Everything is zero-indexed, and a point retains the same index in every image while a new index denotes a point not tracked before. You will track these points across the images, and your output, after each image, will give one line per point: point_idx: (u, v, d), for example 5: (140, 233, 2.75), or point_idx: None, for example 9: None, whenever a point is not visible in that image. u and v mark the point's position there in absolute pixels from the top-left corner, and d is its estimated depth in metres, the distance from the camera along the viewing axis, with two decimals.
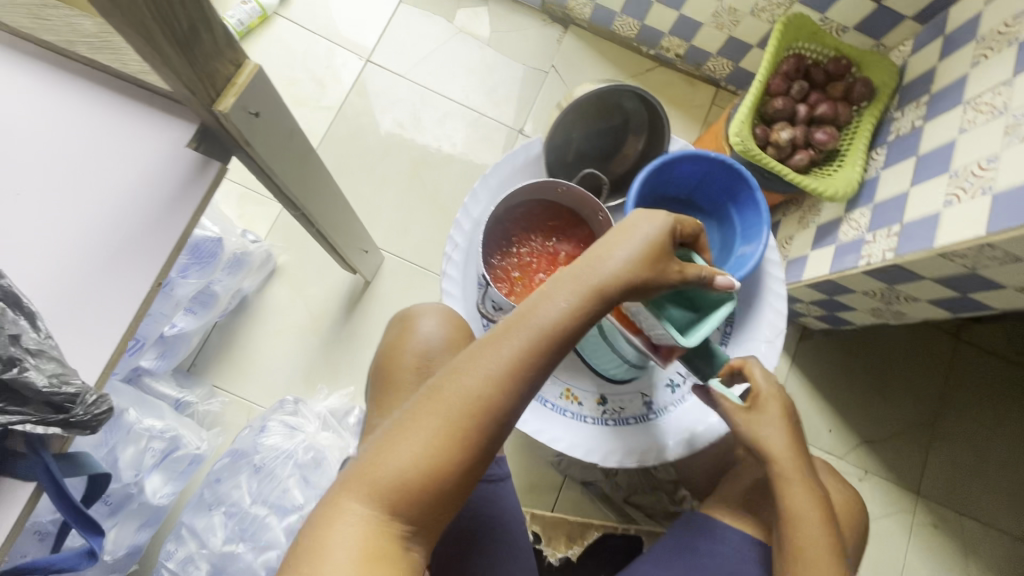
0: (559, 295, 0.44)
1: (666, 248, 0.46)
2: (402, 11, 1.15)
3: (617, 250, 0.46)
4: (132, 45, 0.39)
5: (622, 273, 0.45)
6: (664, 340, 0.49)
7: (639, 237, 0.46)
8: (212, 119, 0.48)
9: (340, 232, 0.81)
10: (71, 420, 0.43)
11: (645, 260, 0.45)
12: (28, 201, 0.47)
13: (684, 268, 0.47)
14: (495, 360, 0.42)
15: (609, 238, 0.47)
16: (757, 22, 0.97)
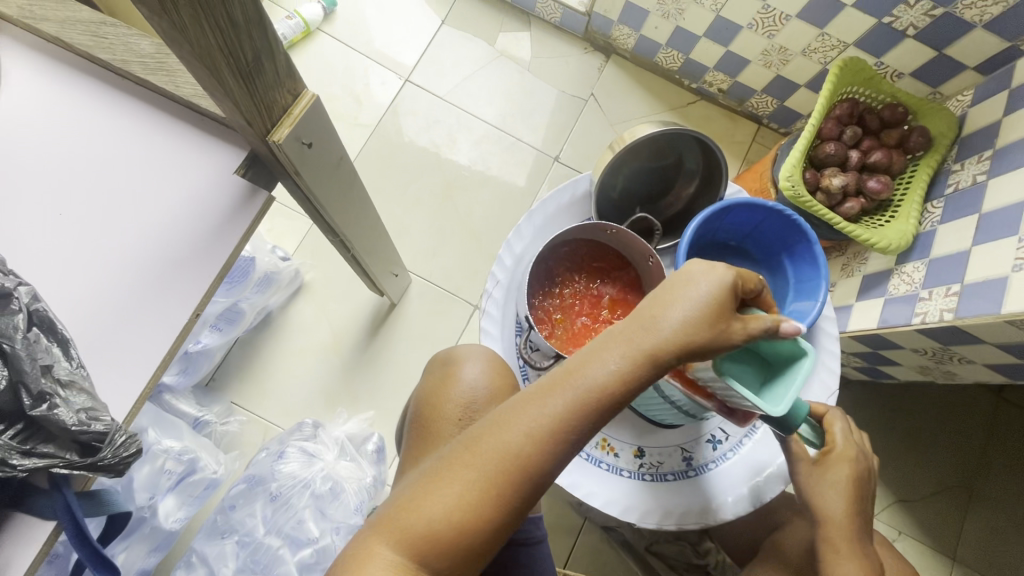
0: (611, 351, 0.40)
1: (725, 304, 0.41)
2: (443, 32, 1.14)
3: (676, 303, 0.41)
4: (195, 75, 0.37)
5: (680, 332, 0.40)
6: (740, 405, 0.43)
7: (697, 293, 0.41)
8: (265, 148, 0.46)
9: (373, 255, 0.80)
10: (99, 464, 0.41)
11: (701, 318, 0.40)
12: (72, 221, 0.46)
13: (747, 325, 0.40)
14: (542, 412, 0.38)
15: (661, 294, 0.42)
16: (808, 63, 0.94)
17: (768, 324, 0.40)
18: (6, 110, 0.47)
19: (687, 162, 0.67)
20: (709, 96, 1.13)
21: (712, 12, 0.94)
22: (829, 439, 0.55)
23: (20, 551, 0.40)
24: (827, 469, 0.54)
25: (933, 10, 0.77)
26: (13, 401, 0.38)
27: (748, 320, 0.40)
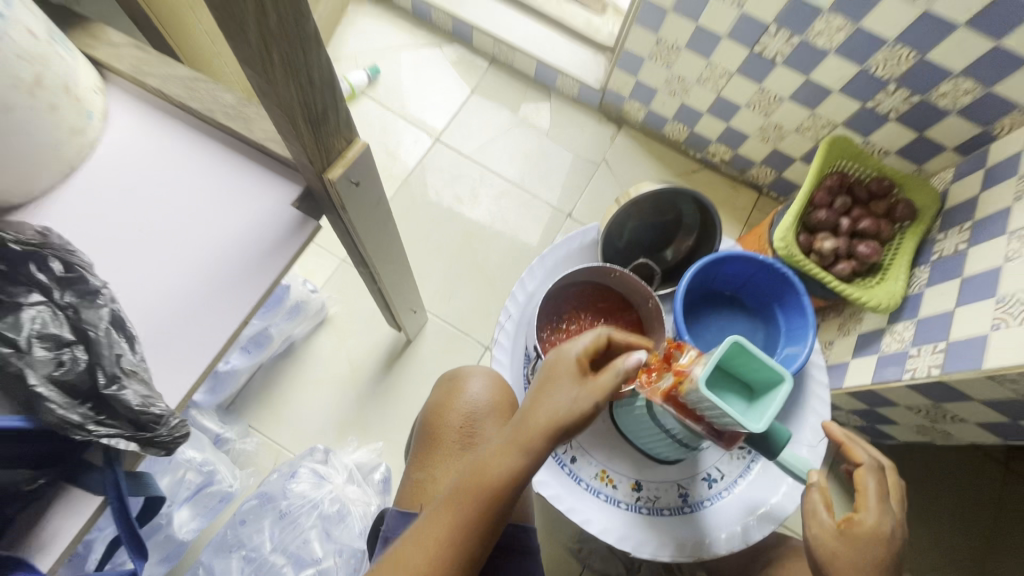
0: (498, 453, 0.47)
1: (582, 379, 0.50)
2: (472, 100, 1.27)
3: (545, 398, 0.49)
4: (274, 120, 0.46)
5: (553, 419, 0.48)
6: (728, 427, 0.47)
7: (559, 386, 0.50)
8: (319, 184, 0.54)
9: (396, 291, 0.86)
10: (154, 440, 0.46)
11: (570, 394, 0.49)
12: (145, 242, 0.53)
13: (602, 380, 0.49)
14: (441, 523, 0.45)
15: (534, 387, 0.51)
16: (802, 139, 1.04)
17: (617, 371, 0.49)
18: (111, 146, 0.57)
19: (685, 218, 0.74)
20: (712, 165, 1.23)
21: (714, 92, 1.05)
22: (862, 503, 0.55)
23: (67, 522, 0.44)
24: (852, 543, 0.53)
25: (912, 96, 0.87)
26: (88, 383, 0.44)
27: (600, 376, 0.49)
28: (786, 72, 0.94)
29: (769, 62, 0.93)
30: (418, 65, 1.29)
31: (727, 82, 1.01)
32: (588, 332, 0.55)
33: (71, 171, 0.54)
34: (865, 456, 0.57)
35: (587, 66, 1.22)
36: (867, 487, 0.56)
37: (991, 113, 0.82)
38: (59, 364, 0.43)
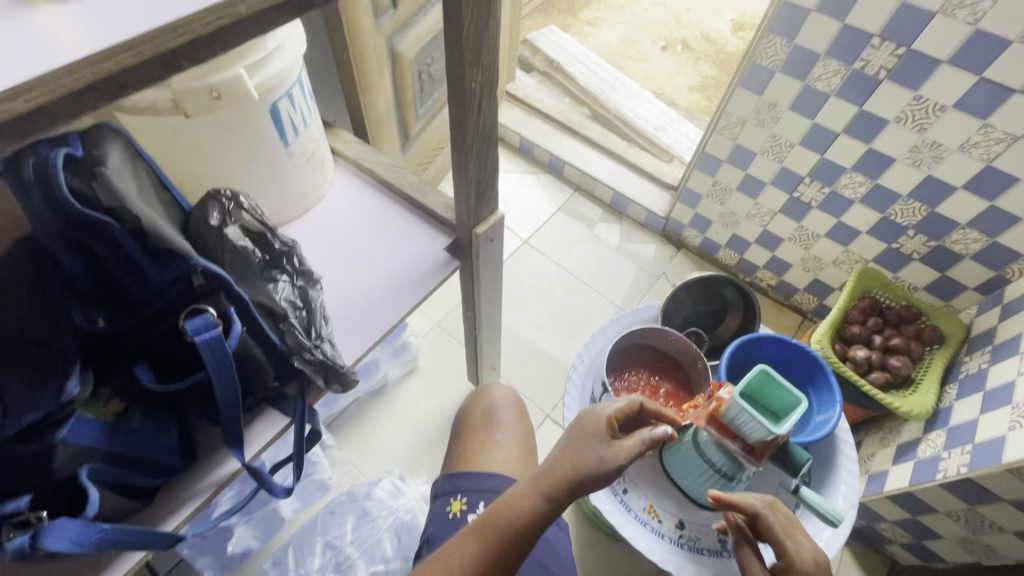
0: (527, 494, 0.60)
1: (608, 438, 0.64)
2: (557, 216, 1.56)
3: (573, 451, 0.63)
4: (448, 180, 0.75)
5: (579, 468, 0.61)
6: (759, 440, 0.61)
7: (589, 442, 0.64)
8: (466, 236, 0.78)
9: (487, 345, 1.06)
10: (340, 380, 0.66)
11: (596, 451, 0.62)
12: (343, 263, 0.78)
13: (628, 443, 0.64)
14: (474, 552, 0.57)
15: (566, 440, 0.65)
16: (839, 270, 1.22)
17: (641, 438, 0.64)
18: (332, 202, 0.85)
19: (731, 304, 0.91)
20: (759, 288, 1.40)
21: (760, 226, 1.27)
22: (784, 551, 0.56)
23: (266, 429, 0.63)
24: None
25: (930, 241, 1.04)
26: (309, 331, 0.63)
27: (627, 439, 0.64)
28: (821, 214, 1.15)
29: (806, 205, 1.16)
30: (516, 185, 1.62)
31: (771, 219, 1.24)
32: (621, 400, 0.69)
33: (305, 214, 0.83)
34: (753, 502, 0.60)
35: (654, 199, 1.50)
36: (773, 532, 0.58)
37: (1000, 258, 0.98)
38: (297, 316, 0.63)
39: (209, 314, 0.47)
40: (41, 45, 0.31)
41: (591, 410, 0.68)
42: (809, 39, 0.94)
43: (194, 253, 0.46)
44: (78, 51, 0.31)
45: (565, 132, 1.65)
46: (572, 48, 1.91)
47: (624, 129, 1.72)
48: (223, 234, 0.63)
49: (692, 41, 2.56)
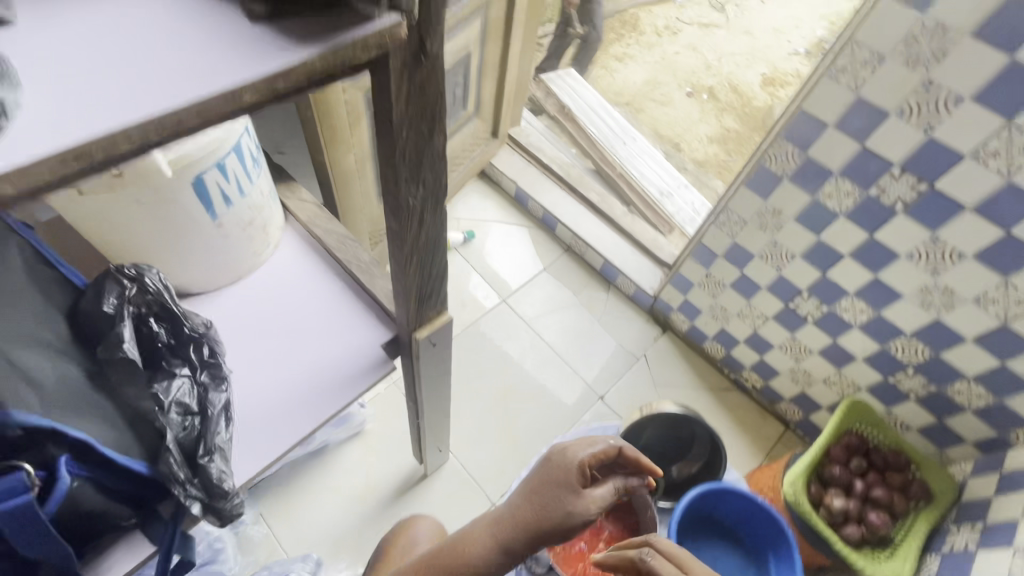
0: (481, 542, 0.60)
1: (578, 488, 0.59)
2: (542, 275, 1.47)
3: (541, 500, 0.60)
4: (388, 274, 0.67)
5: (545, 520, 0.58)
6: None
7: (557, 489, 0.59)
8: (406, 337, 0.70)
9: (433, 430, 0.97)
10: (221, 509, 0.57)
11: (563, 505, 0.58)
12: (265, 348, 0.70)
13: (598, 492, 0.60)
14: None
15: (534, 482, 0.62)
16: (828, 390, 1.12)
17: (611, 491, 0.60)
18: (270, 268, 0.77)
19: (699, 439, 0.81)
20: (744, 388, 1.30)
21: (751, 327, 1.17)
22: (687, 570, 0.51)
23: (125, 557, 0.53)
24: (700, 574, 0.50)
25: (929, 384, 0.95)
26: (192, 451, 0.55)
27: (597, 489, 0.60)
28: (816, 330, 1.06)
29: (801, 317, 1.06)
30: (504, 235, 1.53)
31: (763, 323, 1.14)
32: (598, 442, 0.65)
33: (236, 281, 0.75)
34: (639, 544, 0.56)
35: (645, 274, 1.41)
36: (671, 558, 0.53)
37: (1004, 421, 0.88)
38: (182, 428, 0.55)
39: (25, 472, 0.39)
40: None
41: (566, 450, 0.63)
42: (823, 154, 0.85)
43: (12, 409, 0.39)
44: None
45: (564, 188, 1.57)
46: (585, 95, 1.88)
47: (627, 190, 1.64)
48: (114, 331, 0.55)
49: (719, 90, 2.47)
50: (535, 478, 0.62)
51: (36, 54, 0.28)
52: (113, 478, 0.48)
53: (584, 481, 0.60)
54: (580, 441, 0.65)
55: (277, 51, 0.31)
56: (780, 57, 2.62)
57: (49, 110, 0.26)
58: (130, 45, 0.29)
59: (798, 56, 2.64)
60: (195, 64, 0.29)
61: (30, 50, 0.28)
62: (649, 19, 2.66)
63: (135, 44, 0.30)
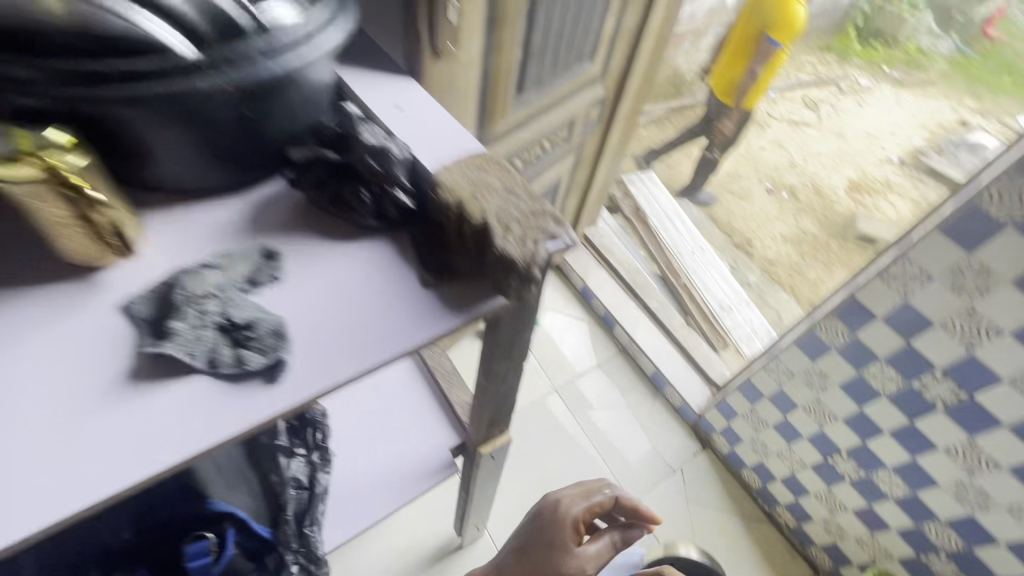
0: None
1: (570, 544, 0.72)
2: (594, 371, 1.56)
3: (541, 557, 0.73)
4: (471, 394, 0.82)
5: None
6: None
7: (553, 547, 0.72)
8: (472, 448, 0.84)
9: (476, 513, 1.09)
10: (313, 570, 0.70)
11: (557, 562, 0.71)
12: (358, 435, 0.87)
13: (588, 548, 0.72)
14: None
15: (535, 538, 0.75)
16: (860, 548, 1.14)
17: (601, 546, 0.72)
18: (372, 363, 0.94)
19: None
20: (776, 523, 1.33)
21: (789, 469, 1.22)
22: None
23: None
24: None
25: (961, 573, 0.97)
26: (300, 522, 0.70)
27: (588, 545, 0.72)
28: (852, 490, 1.09)
29: (839, 475, 1.10)
30: (565, 326, 1.64)
31: (801, 469, 1.18)
32: (593, 496, 0.76)
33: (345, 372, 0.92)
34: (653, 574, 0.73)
35: (693, 390, 1.48)
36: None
37: None
38: (296, 501, 0.71)
39: (207, 540, 0.58)
40: (92, 459, 0.37)
41: (562, 509, 0.75)
42: (871, 340, 0.92)
43: (214, 499, 0.60)
44: (130, 477, 0.37)
45: (628, 292, 1.69)
46: (659, 197, 2.02)
47: (688, 300, 1.72)
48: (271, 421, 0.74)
49: (801, 191, 2.44)
50: (537, 534, 0.75)
51: (299, 311, 0.45)
52: (251, 539, 0.65)
53: (577, 536, 0.73)
54: (575, 497, 0.76)
55: (440, 317, 0.47)
56: (869, 161, 2.59)
57: (309, 362, 0.43)
58: (351, 305, 0.46)
59: (890, 164, 2.59)
60: (388, 326, 0.45)
61: (295, 311, 0.45)
62: None
63: (354, 304, 0.46)
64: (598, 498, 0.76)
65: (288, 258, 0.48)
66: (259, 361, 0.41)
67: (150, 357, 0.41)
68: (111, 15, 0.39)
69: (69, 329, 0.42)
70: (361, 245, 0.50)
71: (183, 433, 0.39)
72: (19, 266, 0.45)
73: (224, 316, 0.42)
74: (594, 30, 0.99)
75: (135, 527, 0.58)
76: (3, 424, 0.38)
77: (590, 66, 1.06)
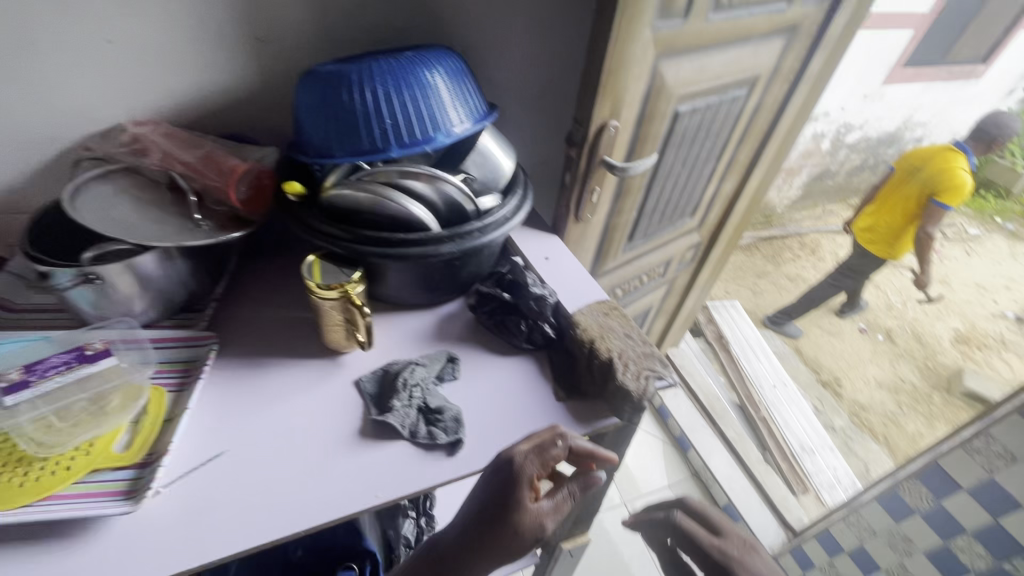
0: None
1: (528, 516, 0.52)
2: (664, 491, 1.59)
3: (489, 532, 0.52)
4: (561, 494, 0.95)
5: (495, 551, 0.52)
6: None
7: (509, 525, 0.51)
8: (555, 542, 0.94)
9: None
10: None
11: (516, 537, 0.52)
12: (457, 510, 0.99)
13: (548, 510, 0.54)
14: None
15: (478, 514, 0.52)
16: None
17: (561, 502, 0.56)
18: None
19: None
20: None
21: None
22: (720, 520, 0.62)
23: None
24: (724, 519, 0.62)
25: None
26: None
27: (547, 505, 0.54)
28: None
29: None
30: (639, 442, 1.72)
31: None
32: (551, 448, 0.53)
33: None
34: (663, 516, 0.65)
35: (768, 529, 1.45)
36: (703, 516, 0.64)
37: None
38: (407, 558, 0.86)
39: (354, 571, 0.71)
40: (338, 488, 0.54)
41: (517, 470, 0.52)
42: (955, 510, 0.94)
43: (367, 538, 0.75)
44: (360, 505, 0.53)
45: (706, 418, 1.74)
46: (743, 327, 2.10)
47: (767, 435, 1.74)
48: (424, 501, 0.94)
49: (898, 334, 2.39)
50: (481, 510, 0.52)
51: (471, 405, 0.63)
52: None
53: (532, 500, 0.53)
54: (531, 454, 0.52)
55: (571, 425, 0.62)
56: (979, 314, 2.51)
57: (479, 443, 0.59)
58: (508, 405, 0.63)
59: (1005, 319, 2.49)
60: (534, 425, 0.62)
61: (469, 405, 0.63)
62: (828, 252, 2.78)
63: (510, 406, 0.63)
64: (556, 450, 0.54)
65: (464, 364, 0.67)
66: (449, 436, 0.58)
67: (374, 423, 0.59)
68: (391, 203, 0.62)
69: (323, 393, 0.62)
70: (515, 361, 0.68)
71: (395, 480, 0.55)
72: (297, 345, 0.67)
73: (424, 401, 0.61)
74: (697, 195, 1.20)
75: (307, 547, 0.75)
76: (283, 452, 0.56)
77: (690, 220, 1.26)
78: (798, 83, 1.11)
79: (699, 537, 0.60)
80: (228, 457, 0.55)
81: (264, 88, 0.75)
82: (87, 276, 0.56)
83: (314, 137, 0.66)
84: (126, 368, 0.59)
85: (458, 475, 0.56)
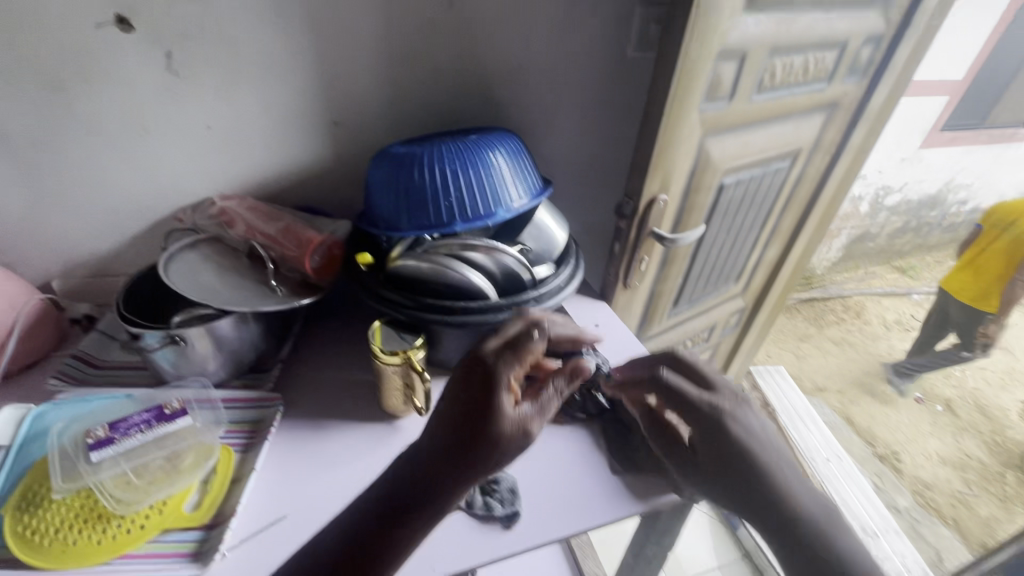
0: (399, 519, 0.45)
1: (505, 411, 0.48)
2: None
3: (466, 433, 0.47)
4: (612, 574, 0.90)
5: (476, 458, 0.46)
6: None
7: (487, 422, 0.47)
8: None
9: None
10: None
11: (496, 435, 0.47)
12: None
13: (530, 411, 0.50)
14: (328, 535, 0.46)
15: (451, 415, 0.48)
16: None
17: (545, 406, 0.51)
18: None
19: None
20: None
21: None
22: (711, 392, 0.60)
23: None
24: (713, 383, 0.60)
25: None
26: None
27: (528, 407, 0.50)
28: None
29: None
30: None
31: None
32: (527, 348, 0.52)
33: None
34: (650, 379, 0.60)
35: None
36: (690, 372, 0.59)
37: None
38: None
39: None
40: None
41: (491, 367, 0.50)
42: None
43: None
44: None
45: None
46: (790, 395, 2.01)
47: None
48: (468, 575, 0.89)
49: (958, 406, 2.26)
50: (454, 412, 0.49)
51: (526, 474, 0.63)
52: None
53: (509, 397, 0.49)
54: (503, 352, 0.52)
55: (629, 499, 0.60)
56: None
57: (535, 516, 0.58)
58: (563, 477, 0.63)
59: None
60: (590, 498, 0.60)
61: (524, 476, 0.62)
62: (874, 317, 2.69)
63: (565, 477, 0.63)
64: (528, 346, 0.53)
65: None
66: (507, 508, 0.58)
67: None
68: (452, 272, 0.65)
69: (381, 457, 0.63)
70: (568, 431, 0.68)
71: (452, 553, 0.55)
72: (356, 409, 0.69)
73: None
74: (741, 262, 1.20)
75: None
76: None
77: (734, 285, 1.26)
78: (841, 155, 1.13)
79: (689, 391, 0.57)
80: (287, 520, 0.55)
81: (337, 166, 0.82)
82: (173, 337, 0.61)
83: (384, 211, 0.71)
84: (200, 427, 0.63)
85: (514, 549, 0.55)
